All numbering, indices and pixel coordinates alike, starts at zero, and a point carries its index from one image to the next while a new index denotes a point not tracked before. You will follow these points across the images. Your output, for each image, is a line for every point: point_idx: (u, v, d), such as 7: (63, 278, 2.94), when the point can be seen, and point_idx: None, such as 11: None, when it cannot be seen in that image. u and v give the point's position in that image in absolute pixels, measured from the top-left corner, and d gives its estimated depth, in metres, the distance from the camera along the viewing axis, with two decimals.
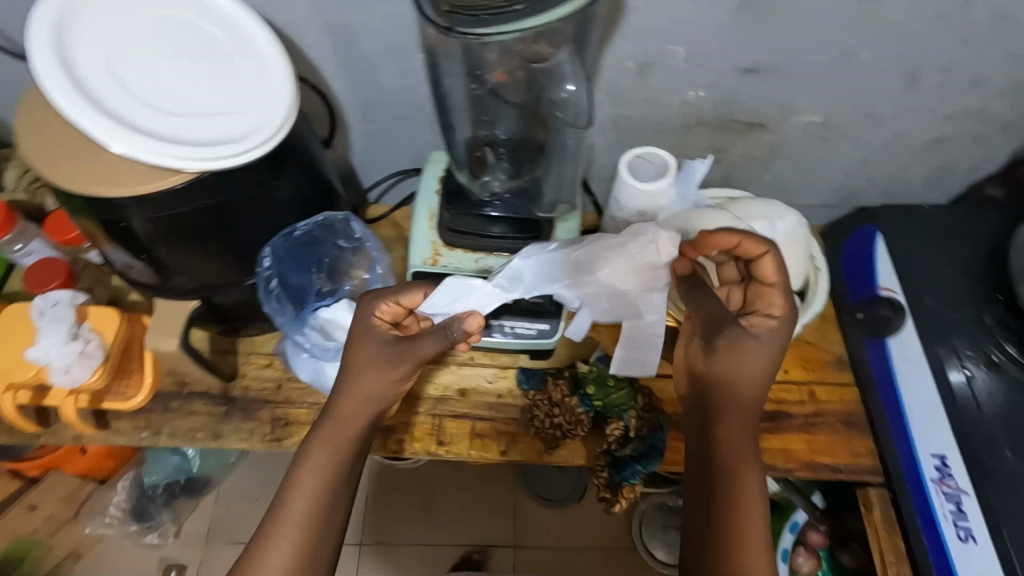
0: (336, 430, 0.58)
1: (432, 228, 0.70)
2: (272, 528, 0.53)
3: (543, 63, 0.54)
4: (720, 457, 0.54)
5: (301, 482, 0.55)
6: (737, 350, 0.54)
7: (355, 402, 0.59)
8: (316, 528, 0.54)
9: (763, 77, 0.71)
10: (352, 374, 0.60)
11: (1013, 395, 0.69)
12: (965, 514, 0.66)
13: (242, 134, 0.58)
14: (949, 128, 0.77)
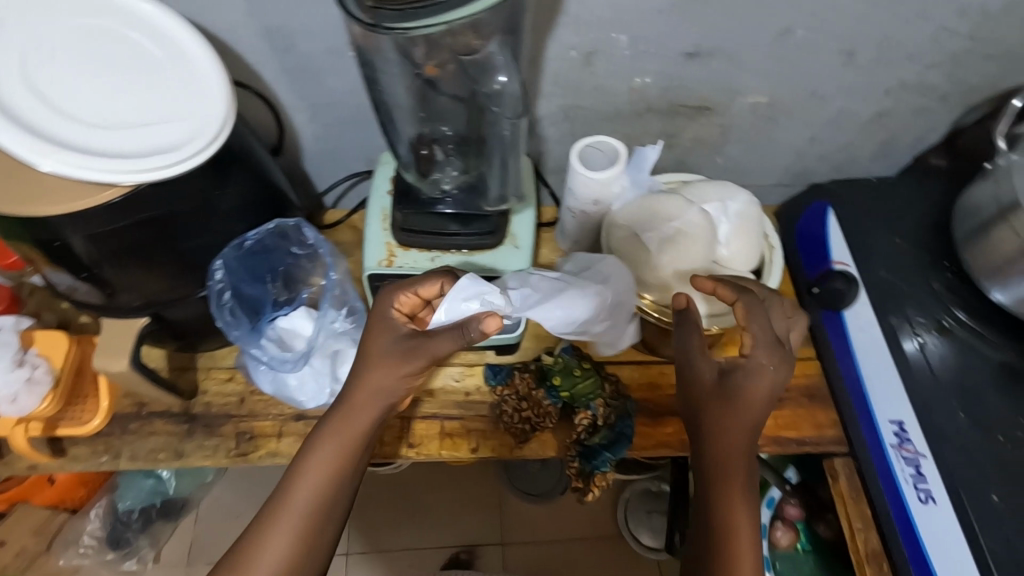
0: (346, 421, 0.57)
1: (386, 229, 0.69)
2: (272, 517, 0.54)
3: (473, 55, 0.52)
4: (716, 471, 0.54)
5: (305, 474, 0.55)
6: (711, 385, 0.55)
7: (365, 398, 0.57)
8: (316, 521, 0.54)
9: (706, 61, 0.73)
10: (364, 365, 0.58)
11: (963, 358, 0.71)
12: (925, 476, 0.67)
13: (178, 142, 0.57)
14: (889, 102, 0.79)
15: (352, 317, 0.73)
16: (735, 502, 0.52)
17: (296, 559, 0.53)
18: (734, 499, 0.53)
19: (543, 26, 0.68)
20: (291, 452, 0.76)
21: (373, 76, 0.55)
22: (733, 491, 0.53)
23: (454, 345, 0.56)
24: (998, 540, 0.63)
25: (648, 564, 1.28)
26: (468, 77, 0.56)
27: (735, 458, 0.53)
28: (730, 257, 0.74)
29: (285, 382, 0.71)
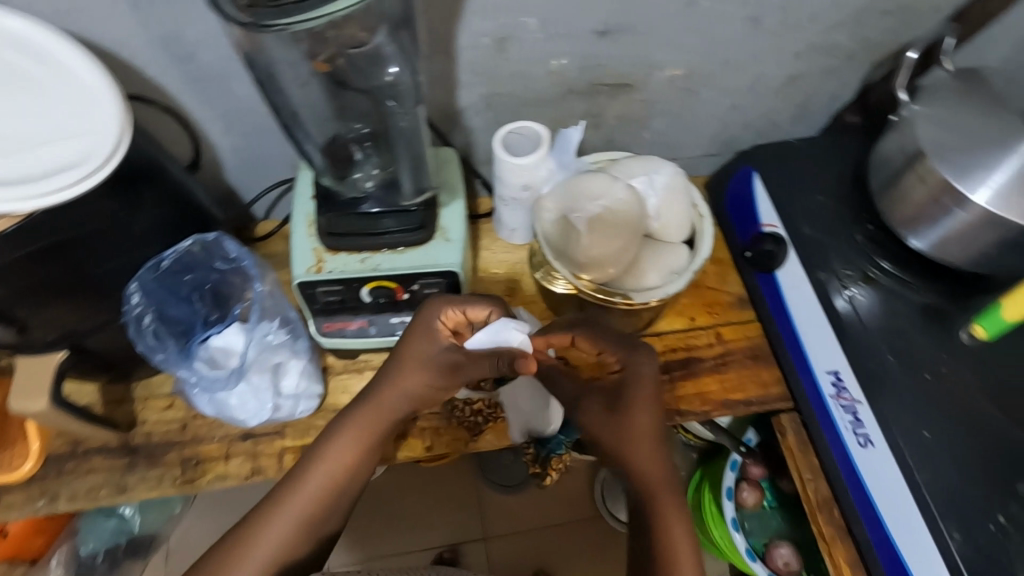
0: (374, 415, 0.63)
1: (312, 235, 0.68)
2: (286, 499, 0.60)
3: (362, 47, 0.51)
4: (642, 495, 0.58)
5: (325, 462, 0.61)
6: (601, 410, 0.61)
7: (392, 397, 0.63)
8: (325, 507, 0.60)
9: (617, 38, 0.73)
10: (399, 366, 0.62)
11: (889, 305, 0.74)
12: (862, 422, 0.69)
13: (73, 160, 0.54)
14: (799, 65, 0.81)
15: (286, 328, 0.72)
16: (662, 496, 0.57)
17: (300, 542, 0.59)
18: (659, 493, 0.57)
19: (450, 14, 0.67)
20: (240, 473, 0.74)
21: (269, 78, 0.54)
22: (661, 494, 0.57)
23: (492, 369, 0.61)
24: (932, 475, 0.65)
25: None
26: (367, 71, 0.55)
27: (646, 461, 0.58)
28: (662, 230, 0.75)
29: (223, 402, 0.69)
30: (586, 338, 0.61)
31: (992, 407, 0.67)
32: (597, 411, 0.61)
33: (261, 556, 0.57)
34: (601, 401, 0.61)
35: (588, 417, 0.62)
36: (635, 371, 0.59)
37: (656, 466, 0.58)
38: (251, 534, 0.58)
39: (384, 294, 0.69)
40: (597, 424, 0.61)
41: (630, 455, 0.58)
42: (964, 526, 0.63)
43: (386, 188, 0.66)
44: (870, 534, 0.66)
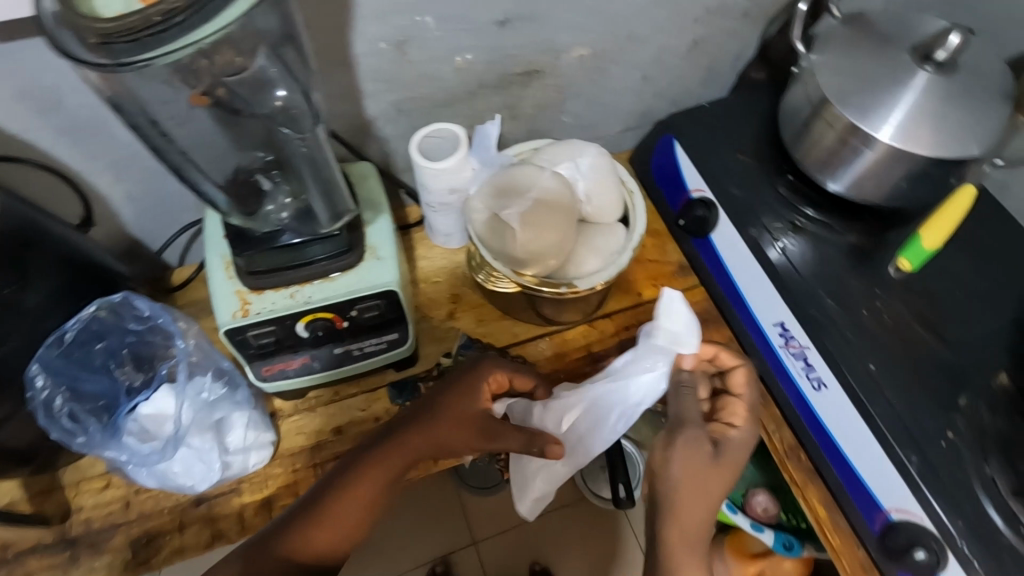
0: (397, 457, 0.61)
1: (232, 277, 0.63)
2: (299, 516, 0.58)
3: (240, 73, 0.47)
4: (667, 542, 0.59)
5: (348, 495, 0.58)
6: (705, 450, 0.61)
7: (428, 436, 0.62)
8: (333, 540, 0.57)
9: (519, 26, 0.71)
10: (442, 412, 0.63)
11: (819, 251, 0.76)
12: (813, 365, 0.71)
13: None
14: (701, 30, 0.82)
15: (222, 380, 0.66)
16: (688, 528, 0.59)
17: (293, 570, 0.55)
18: (687, 523, 0.59)
19: (340, 22, 0.63)
20: (199, 542, 0.69)
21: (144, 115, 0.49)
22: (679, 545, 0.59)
23: (520, 447, 0.64)
24: (883, 406, 0.67)
25: (613, 514, 1.31)
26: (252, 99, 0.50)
27: (700, 512, 0.59)
28: (596, 213, 0.75)
29: (164, 472, 0.64)
30: (740, 383, 0.69)
31: (924, 330, 0.71)
32: (693, 447, 0.61)
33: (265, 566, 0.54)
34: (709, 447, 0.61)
35: (687, 444, 0.61)
36: (747, 440, 0.65)
37: (703, 510, 0.59)
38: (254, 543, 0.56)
39: (322, 326, 0.65)
40: (694, 461, 0.60)
41: (678, 486, 0.59)
42: (919, 450, 0.65)
43: (304, 216, 0.62)
44: (837, 473, 0.68)
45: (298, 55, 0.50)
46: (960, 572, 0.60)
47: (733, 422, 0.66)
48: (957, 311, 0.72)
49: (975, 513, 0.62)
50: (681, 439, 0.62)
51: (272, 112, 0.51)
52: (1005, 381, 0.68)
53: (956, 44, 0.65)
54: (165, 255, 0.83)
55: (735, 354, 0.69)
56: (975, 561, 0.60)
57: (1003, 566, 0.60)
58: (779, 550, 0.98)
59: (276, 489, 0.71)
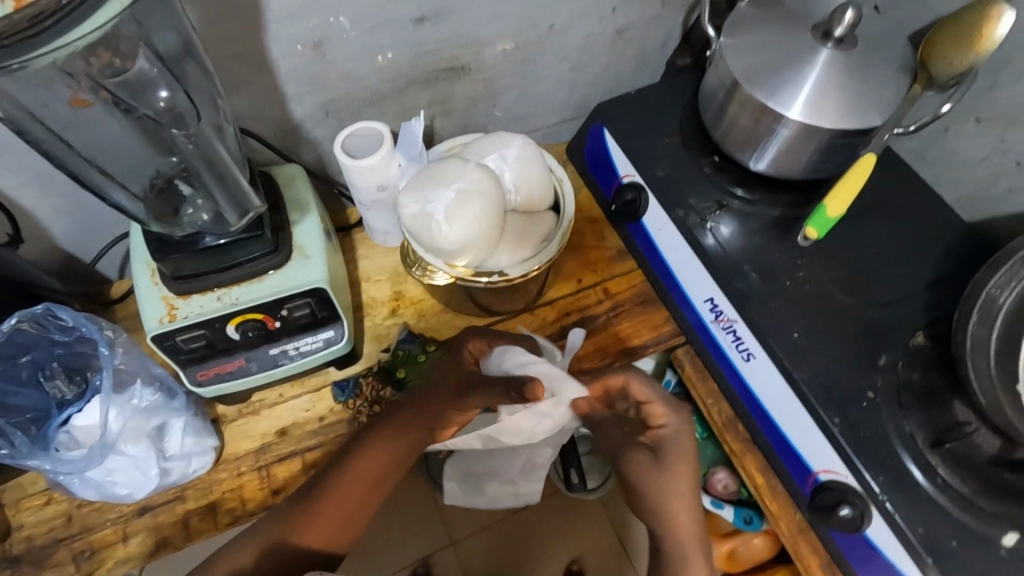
0: (397, 437, 0.65)
1: (158, 283, 0.64)
2: (307, 504, 0.64)
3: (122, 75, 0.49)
4: (672, 545, 0.60)
5: (354, 472, 0.64)
6: (646, 459, 0.61)
7: (411, 424, 0.65)
8: (335, 524, 0.64)
9: (437, 23, 0.73)
10: (432, 390, 0.66)
11: (746, 227, 0.78)
12: (742, 338, 0.73)
13: None
14: (622, 19, 0.85)
15: (156, 387, 0.66)
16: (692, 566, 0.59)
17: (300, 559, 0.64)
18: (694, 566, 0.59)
19: (253, 25, 0.64)
20: (143, 551, 0.69)
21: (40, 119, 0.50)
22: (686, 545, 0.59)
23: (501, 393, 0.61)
24: (807, 370, 0.69)
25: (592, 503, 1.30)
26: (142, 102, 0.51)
27: (682, 512, 0.60)
28: (524, 203, 0.76)
29: (100, 482, 0.64)
30: (638, 390, 0.65)
31: (846, 296, 0.73)
32: (641, 465, 0.61)
33: (271, 556, 0.63)
34: (644, 452, 0.62)
35: (629, 464, 0.62)
36: (680, 430, 0.63)
37: (691, 524, 0.60)
38: (270, 531, 0.64)
39: (253, 328, 0.66)
40: (637, 472, 0.62)
41: (675, 513, 0.60)
42: (841, 410, 0.67)
43: (218, 219, 0.61)
44: (769, 439, 0.71)
45: (197, 67, 0.53)
46: (884, 525, 0.63)
47: (656, 419, 0.64)
48: (876, 275, 0.75)
49: (896, 468, 0.65)
50: (628, 460, 0.63)
51: (158, 114, 0.53)
52: (921, 340, 0.71)
53: (851, 19, 0.67)
54: (102, 267, 0.83)
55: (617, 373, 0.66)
56: (896, 514, 0.63)
57: (921, 515, 0.63)
58: (739, 524, 1.00)
59: (222, 493, 0.72)
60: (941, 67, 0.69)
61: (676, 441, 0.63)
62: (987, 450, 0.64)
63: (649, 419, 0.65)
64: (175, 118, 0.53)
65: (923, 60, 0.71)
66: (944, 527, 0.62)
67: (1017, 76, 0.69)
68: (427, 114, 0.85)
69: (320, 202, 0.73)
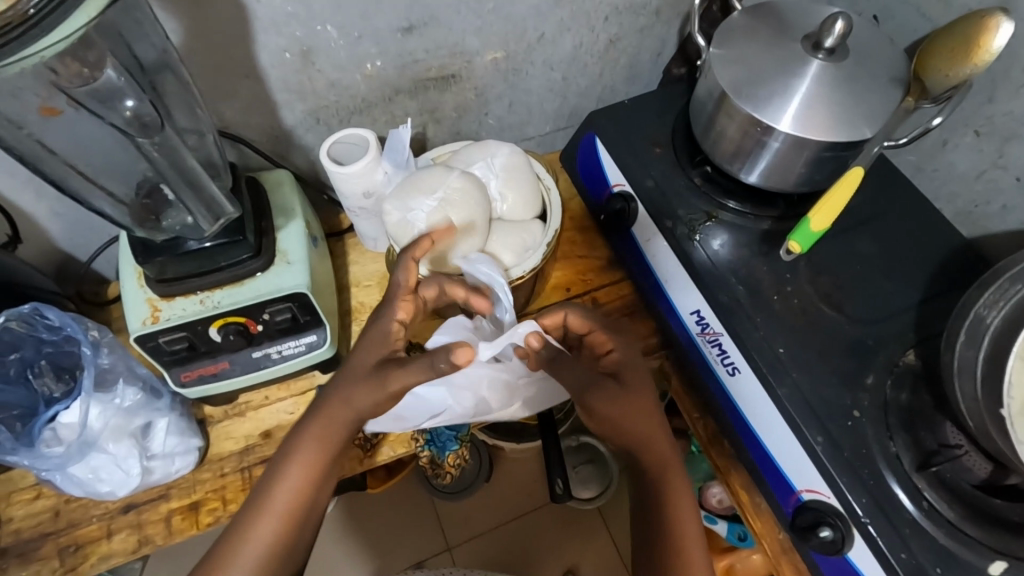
0: (325, 433, 0.60)
1: (144, 285, 0.65)
2: (253, 517, 0.58)
3: (93, 84, 0.51)
4: (650, 462, 0.62)
5: (289, 474, 0.59)
6: (611, 387, 0.62)
7: (340, 413, 0.60)
8: (294, 525, 0.58)
9: (424, 33, 0.73)
10: (346, 385, 0.60)
11: (735, 239, 0.77)
12: (726, 352, 0.72)
13: None
14: (613, 29, 0.84)
15: (143, 388, 0.68)
16: (683, 507, 0.60)
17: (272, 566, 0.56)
18: (682, 516, 0.60)
19: (240, 34, 0.65)
20: (126, 548, 0.70)
21: (17, 126, 0.52)
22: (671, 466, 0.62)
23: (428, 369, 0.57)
24: (790, 387, 0.67)
25: (588, 514, 1.28)
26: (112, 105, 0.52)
27: (648, 429, 0.62)
28: (511, 211, 0.76)
29: (85, 479, 0.66)
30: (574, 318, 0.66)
31: (835, 313, 0.72)
32: (602, 385, 0.62)
33: None
34: (609, 379, 0.63)
35: (596, 395, 0.62)
36: (629, 350, 0.65)
37: (665, 441, 0.63)
38: (222, 562, 0.56)
39: (235, 331, 0.67)
40: (609, 402, 0.61)
41: (649, 435, 0.62)
42: (825, 429, 0.65)
43: (194, 223, 0.63)
44: (752, 454, 0.71)
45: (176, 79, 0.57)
46: (866, 549, 0.62)
47: (604, 347, 0.66)
48: (866, 292, 0.73)
49: (879, 490, 0.63)
50: (595, 390, 0.62)
51: (126, 124, 0.55)
52: (912, 359, 0.69)
53: (841, 30, 0.65)
54: (99, 268, 0.85)
55: (554, 311, 0.66)
56: (878, 538, 0.61)
57: (903, 540, 0.61)
58: (733, 540, 1.00)
59: (204, 494, 0.72)
60: (936, 80, 0.68)
61: (630, 365, 0.64)
62: (977, 475, 0.63)
63: (596, 350, 0.66)
64: (142, 127, 0.56)
65: (918, 73, 0.70)
66: (926, 553, 0.60)
67: (1014, 91, 0.67)
68: (418, 122, 0.85)
69: (307, 207, 0.74)
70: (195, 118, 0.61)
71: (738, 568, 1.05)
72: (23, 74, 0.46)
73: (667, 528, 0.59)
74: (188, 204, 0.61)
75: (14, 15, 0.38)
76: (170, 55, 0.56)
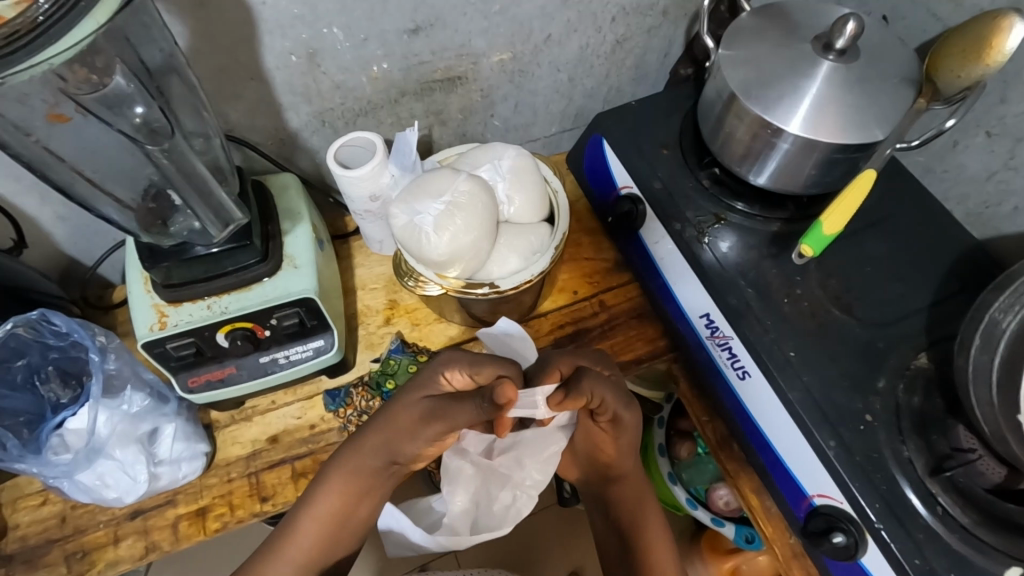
0: (353, 469, 0.63)
1: (150, 291, 0.65)
2: (289, 536, 0.63)
3: (99, 89, 0.51)
4: (631, 495, 0.69)
5: (321, 504, 0.63)
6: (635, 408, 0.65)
7: (369, 453, 0.63)
8: (323, 547, 0.63)
9: (431, 34, 0.73)
10: (385, 420, 0.63)
11: (742, 241, 0.76)
12: (736, 356, 0.71)
13: None
14: (621, 30, 0.84)
15: (150, 393, 0.68)
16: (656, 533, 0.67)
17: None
18: (652, 531, 0.67)
19: (246, 38, 0.65)
20: (133, 554, 0.69)
21: (24, 132, 0.51)
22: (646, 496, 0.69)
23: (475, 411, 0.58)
24: (801, 391, 0.67)
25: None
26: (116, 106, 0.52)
27: (627, 463, 0.69)
28: (519, 214, 0.76)
29: (92, 485, 0.66)
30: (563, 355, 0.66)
31: (845, 315, 0.71)
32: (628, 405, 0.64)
33: None
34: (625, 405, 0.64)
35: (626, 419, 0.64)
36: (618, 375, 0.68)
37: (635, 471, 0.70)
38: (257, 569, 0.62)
39: (242, 336, 0.67)
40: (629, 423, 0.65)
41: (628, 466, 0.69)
42: (836, 433, 0.65)
43: (201, 228, 0.62)
44: (763, 458, 0.71)
45: (184, 83, 0.57)
46: (879, 555, 0.61)
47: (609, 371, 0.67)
48: (876, 295, 0.73)
49: (891, 495, 0.62)
50: (625, 413, 0.64)
51: (133, 129, 0.55)
52: (923, 362, 0.68)
53: (852, 30, 0.65)
54: (103, 271, 0.84)
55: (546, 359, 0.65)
56: (892, 543, 0.60)
57: (916, 546, 0.60)
58: (741, 542, 0.97)
59: (211, 500, 0.72)
60: (948, 81, 0.67)
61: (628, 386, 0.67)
62: (991, 479, 0.61)
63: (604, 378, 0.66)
64: (150, 133, 0.56)
65: (928, 74, 0.69)
66: (941, 558, 0.60)
67: None
68: (423, 124, 0.85)
69: (313, 211, 0.73)
70: (202, 122, 0.60)
71: (744, 570, 1.05)
72: (30, 80, 0.45)
73: (635, 536, 0.67)
74: (196, 209, 0.60)
75: (23, 21, 0.39)
76: (176, 59, 0.55)
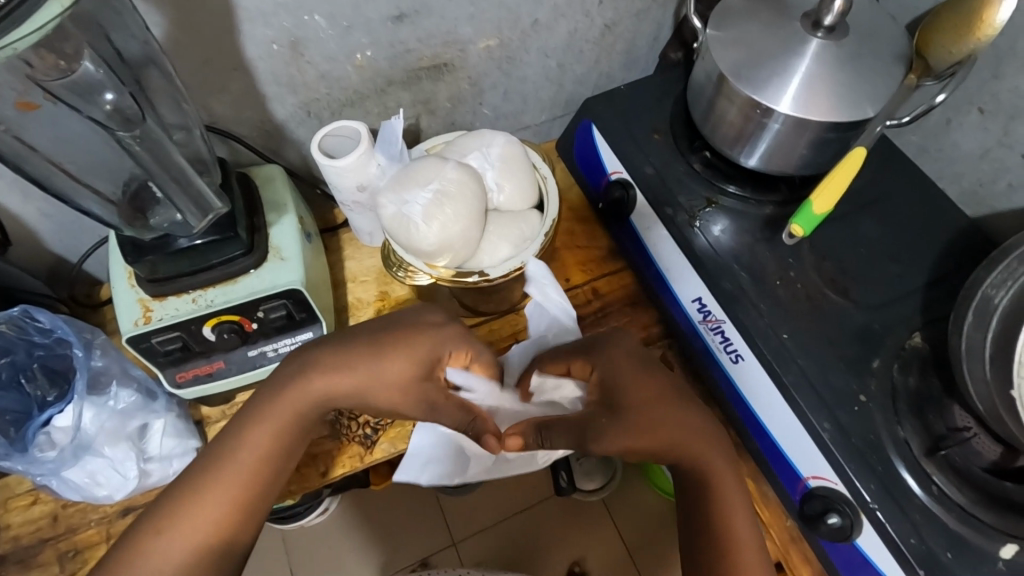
0: (293, 393, 0.59)
1: (135, 286, 0.64)
2: (210, 473, 0.56)
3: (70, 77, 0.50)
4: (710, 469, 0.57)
5: (253, 437, 0.58)
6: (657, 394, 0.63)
7: (315, 382, 0.59)
8: (245, 489, 0.56)
9: (416, 21, 0.72)
10: (331, 357, 0.61)
11: (736, 225, 0.75)
12: (729, 339, 0.70)
13: None
14: (609, 14, 0.83)
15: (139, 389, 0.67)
16: (737, 520, 0.55)
17: (204, 551, 0.54)
18: (733, 515, 0.55)
19: (226, 27, 0.64)
20: None
21: None
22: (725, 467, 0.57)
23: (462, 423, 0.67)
24: (796, 373, 0.66)
25: (593, 504, 1.27)
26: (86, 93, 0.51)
27: (705, 432, 0.58)
28: (508, 202, 0.75)
29: (81, 483, 0.65)
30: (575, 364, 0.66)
31: (840, 297, 0.71)
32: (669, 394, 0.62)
33: (169, 536, 0.53)
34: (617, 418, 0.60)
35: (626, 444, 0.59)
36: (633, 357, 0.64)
37: (722, 441, 0.59)
38: (171, 512, 0.54)
39: (228, 330, 0.66)
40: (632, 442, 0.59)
41: (705, 430, 0.58)
42: (832, 415, 0.64)
43: (183, 220, 0.62)
44: (761, 445, 0.70)
45: (161, 73, 0.56)
46: (875, 535, 0.61)
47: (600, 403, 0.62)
48: (870, 276, 0.72)
49: (886, 475, 0.62)
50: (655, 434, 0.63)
51: (106, 117, 0.54)
52: (918, 342, 0.68)
53: (841, 7, 0.63)
54: (91, 268, 0.84)
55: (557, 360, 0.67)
56: (888, 524, 0.60)
57: (913, 526, 0.60)
58: None
59: None
60: (939, 56, 0.66)
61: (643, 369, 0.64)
62: (987, 457, 0.62)
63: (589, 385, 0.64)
64: (123, 120, 0.55)
65: (920, 49, 0.68)
66: (936, 537, 0.59)
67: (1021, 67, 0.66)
68: (411, 113, 0.84)
69: (300, 202, 0.73)
70: (181, 112, 0.59)
71: None
72: None
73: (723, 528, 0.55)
74: (176, 201, 0.60)
75: None
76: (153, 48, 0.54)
